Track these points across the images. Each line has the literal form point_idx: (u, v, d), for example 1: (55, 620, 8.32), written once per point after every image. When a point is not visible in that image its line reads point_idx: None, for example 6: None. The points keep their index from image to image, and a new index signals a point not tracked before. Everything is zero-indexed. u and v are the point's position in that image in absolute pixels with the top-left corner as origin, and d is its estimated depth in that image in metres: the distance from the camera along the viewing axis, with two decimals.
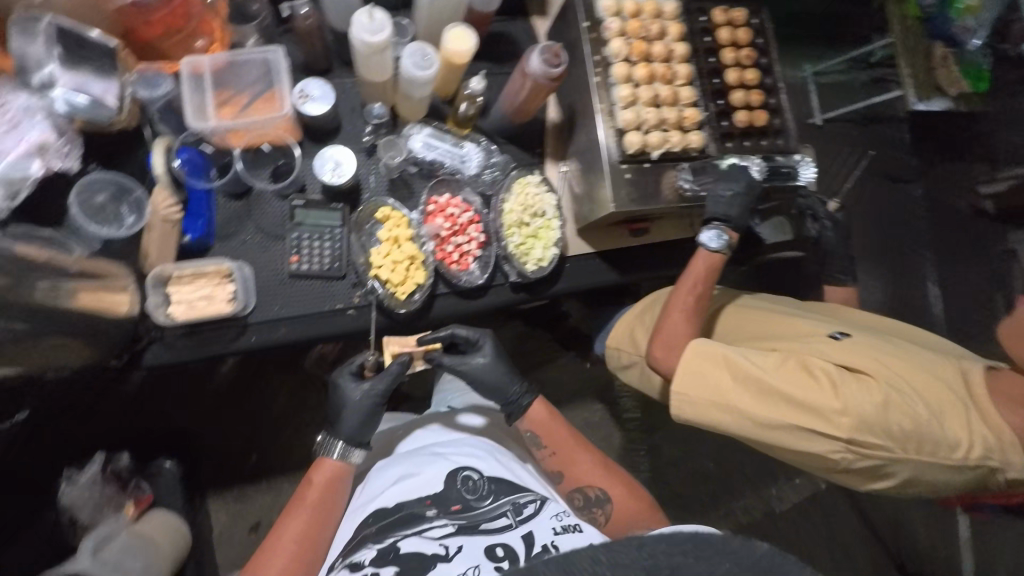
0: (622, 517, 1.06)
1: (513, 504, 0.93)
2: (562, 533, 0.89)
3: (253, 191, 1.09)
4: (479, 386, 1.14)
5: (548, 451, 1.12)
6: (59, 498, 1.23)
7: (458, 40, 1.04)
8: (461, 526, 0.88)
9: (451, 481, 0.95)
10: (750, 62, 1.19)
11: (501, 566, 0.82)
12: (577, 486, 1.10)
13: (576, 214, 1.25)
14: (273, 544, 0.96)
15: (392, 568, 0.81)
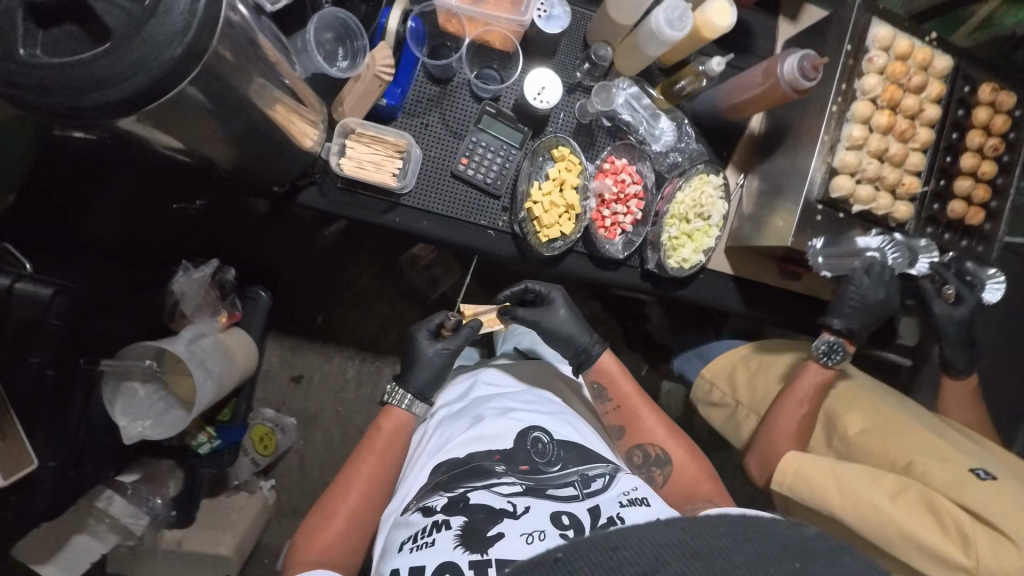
0: (682, 482, 1.02)
1: (583, 476, 0.88)
2: (630, 506, 0.82)
3: (454, 82, 1.09)
4: (554, 339, 1.13)
5: (612, 403, 1.09)
6: (174, 283, 1.30)
7: (720, 12, 0.96)
8: (529, 488, 0.85)
9: (521, 441, 0.93)
10: (995, 155, 1.08)
11: (567, 536, 0.77)
12: (638, 443, 1.06)
13: (734, 231, 1.21)
14: (345, 480, 0.99)
15: (461, 517, 0.80)
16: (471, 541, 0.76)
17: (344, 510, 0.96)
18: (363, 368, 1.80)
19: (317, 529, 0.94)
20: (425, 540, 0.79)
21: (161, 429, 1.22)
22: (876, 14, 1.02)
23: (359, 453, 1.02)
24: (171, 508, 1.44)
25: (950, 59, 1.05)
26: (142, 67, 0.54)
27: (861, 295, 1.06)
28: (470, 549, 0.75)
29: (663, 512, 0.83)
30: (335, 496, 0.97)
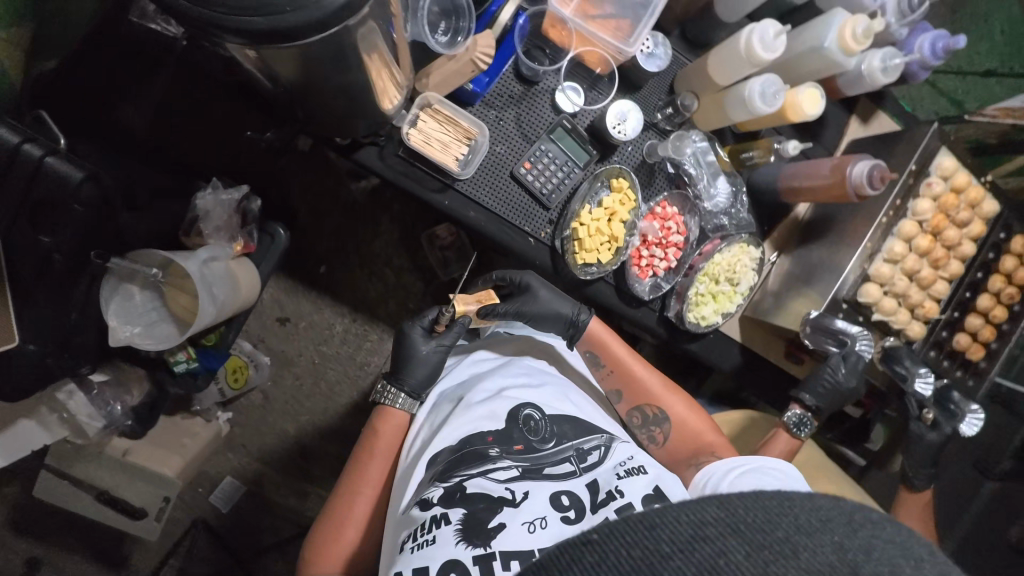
0: (682, 434, 1.14)
1: (578, 450, 0.92)
2: (627, 477, 0.87)
3: (539, 86, 1.10)
4: (545, 321, 1.14)
5: (608, 370, 1.17)
6: (197, 198, 1.28)
7: (810, 100, 1.01)
8: (526, 470, 0.88)
9: (514, 421, 0.95)
10: (1009, 302, 1.13)
11: (568, 517, 0.81)
12: (637, 404, 1.17)
13: (755, 304, 1.25)
14: (353, 485, 1.04)
15: (460, 510, 0.81)
16: (473, 535, 0.78)
17: (357, 514, 1.02)
18: (351, 328, 1.79)
19: (334, 535, 0.99)
20: (426, 538, 0.80)
21: (149, 339, 1.20)
22: (945, 144, 1.06)
23: (361, 456, 1.07)
24: (130, 417, 1.41)
25: (997, 206, 1.11)
26: (298, 5, 0.54)
27: (835, 377, 1.12)
28: (473, 542, 0.77)
29: (659, 476, 0.90)
30: (347, 504, 1.02)
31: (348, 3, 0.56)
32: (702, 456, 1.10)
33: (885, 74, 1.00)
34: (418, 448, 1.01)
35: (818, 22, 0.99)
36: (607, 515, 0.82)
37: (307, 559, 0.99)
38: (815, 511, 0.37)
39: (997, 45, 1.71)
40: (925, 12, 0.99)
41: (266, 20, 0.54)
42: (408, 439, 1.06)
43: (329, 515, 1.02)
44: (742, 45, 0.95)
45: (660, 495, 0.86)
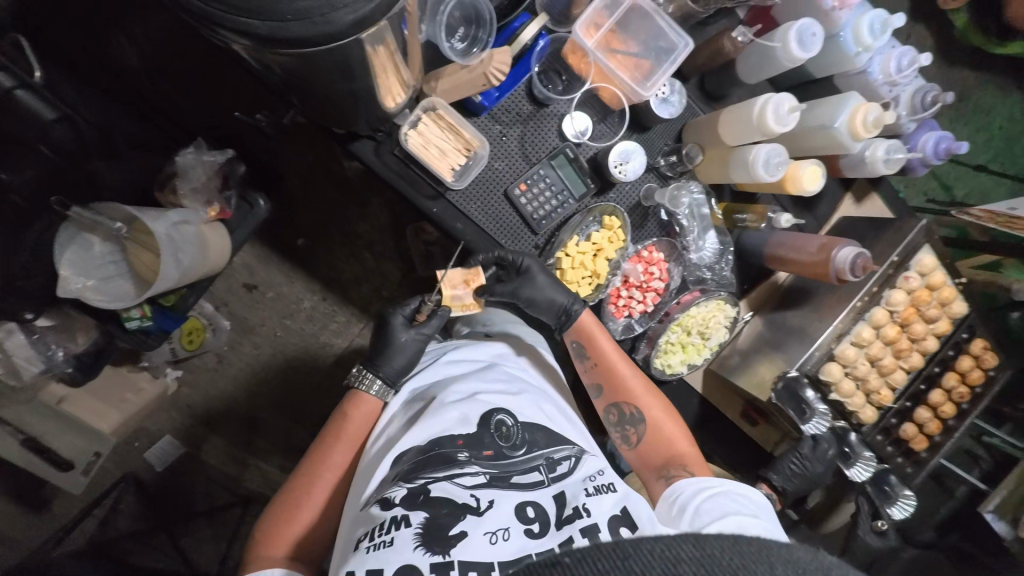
0: (657, 438, 1.04)
1: (548, 460, 0.88)
2: (596, 494, 0.82)
3: (549, 109, 1.08)
4: (534, 307, 1.09)
5: (591, 363, 1.10)
6: (178, 155, 1.23)
7: (811, 176, 1.01)
8: (494, 477, 0.84)
9: (486, 425, 0.90)
10: (958, 400, 1.17)
11: (532, 530, 0.78)
12: (615, 400, 1.08)
13: (721, 361, 1.27)
14: (313, 469, 0.99)
15: (422, 514, 0.77)
16: (433, 541, 0.74)
17: (313, 499, 0.96)
18: (320, 306, 1.74)
19: (286, 519, 0.94)
20: (383, 539, 0.75)
21: (102, 295, 1.14)
22: (929, 242, 1.10)
23: (327, 439, 1.02)
24: (71, 366, 1.36)
25: (966, 308, 1.14)
26: (303, 18, 0.52)
27: (803, 465, 1.14)
28: (432, 550, 0.73)
29: (629, 495, 0.85)
30: (305, 487, 0.97)
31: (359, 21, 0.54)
32: (673, 466, 0.99)
33: (886, 165, 1.02)
34: (384, 444, 0.96)
35: (831, 100, 0.99)
36: (571, 532, 0.78)
37: (255, 540, 0.93)
38: (791, 562, 0.41)
39: (994, 140, 1.75)
40: (936, 112, 1.00)
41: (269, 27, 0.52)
42: (376, 432, 1.01)
43: (284, 497, 0.97)
44: (755, 111, 0.95)
45: (627, 518, 0.82)
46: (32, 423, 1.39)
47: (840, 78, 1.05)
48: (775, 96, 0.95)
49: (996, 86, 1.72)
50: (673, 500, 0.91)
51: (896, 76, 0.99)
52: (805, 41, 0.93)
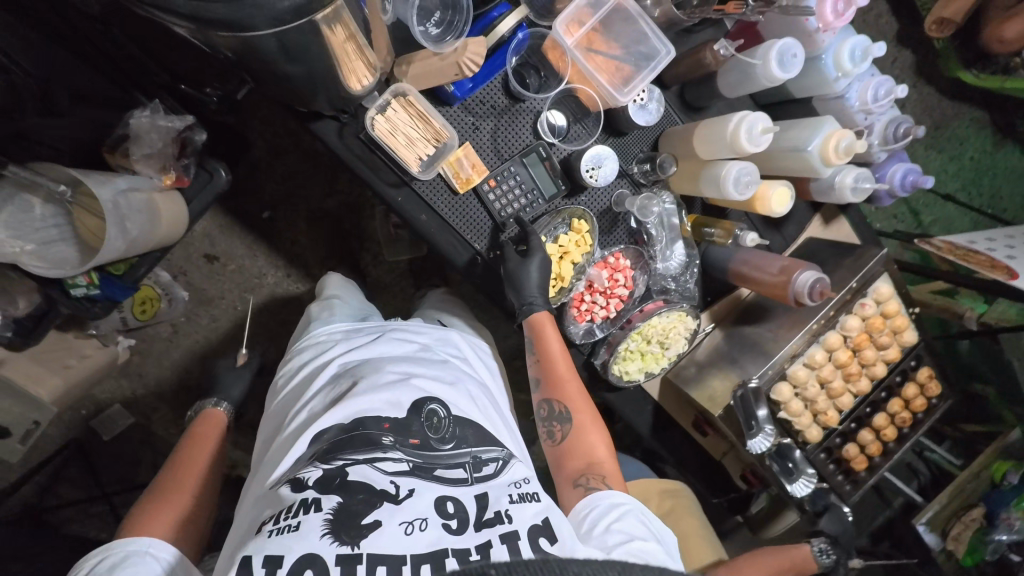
0: (579, 441, 1.00)
1: (475, 458, 0.86)
2: (519, 501, 0.82)
3: (524, 105, 1.05)
4: (512, 287, 1.04)
5: (534, 359, 1.06)
6: (132, 115, 1.15)
7: (780, 198, 1.01)
8: (416, 467, 0.82)
9: (416, 411, 0.88)
10: (900, 425, 1.20)
11: (449, 526, 0.77)
12: (549, 397, 1.04)
13: (680, 371, 1.26)
14: (182, 469, 1.02)
15: (334, 499, 0.76)
16: (343, 531, 0.73)
17: (191, 487, 1.00)
18: (283, 283, 1.69)
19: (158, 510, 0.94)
20: (289, 523, 0.74)
21: (40, 263, 1.07)
22: (888, 272, 1.12)
23: (189, 446, 1.07)
24: (10, 330, 1.28)
25: (917, 338, 1.16)
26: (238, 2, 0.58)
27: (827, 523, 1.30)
28: (339, 539, 0.72)
29: (552, 508, 0.84)
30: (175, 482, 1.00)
31: (291, 8, 0.62)
32: (592, 471, 0.97)
33: (853, 194, 1.02)
34: (302, 422, 0.91)
35: (806, 123, 0.99)
36: (490, 536, 0.77)
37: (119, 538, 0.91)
38: None
39: (965, 169, 1.78)
40: (908, 144, 1.00)
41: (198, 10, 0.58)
42: (294, 408, 0.95)
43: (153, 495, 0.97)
44: (730, 129, 0.94)
45: (549, 529, 0.80)
46: None
47: (819, 101, 1.04)
48: (751, 114, 0.94)
49: (970, 118, 1.75)
50: (586, 513, 0.90)
51: (871, 105, 0.98)
52: (783, 61, 0.91)
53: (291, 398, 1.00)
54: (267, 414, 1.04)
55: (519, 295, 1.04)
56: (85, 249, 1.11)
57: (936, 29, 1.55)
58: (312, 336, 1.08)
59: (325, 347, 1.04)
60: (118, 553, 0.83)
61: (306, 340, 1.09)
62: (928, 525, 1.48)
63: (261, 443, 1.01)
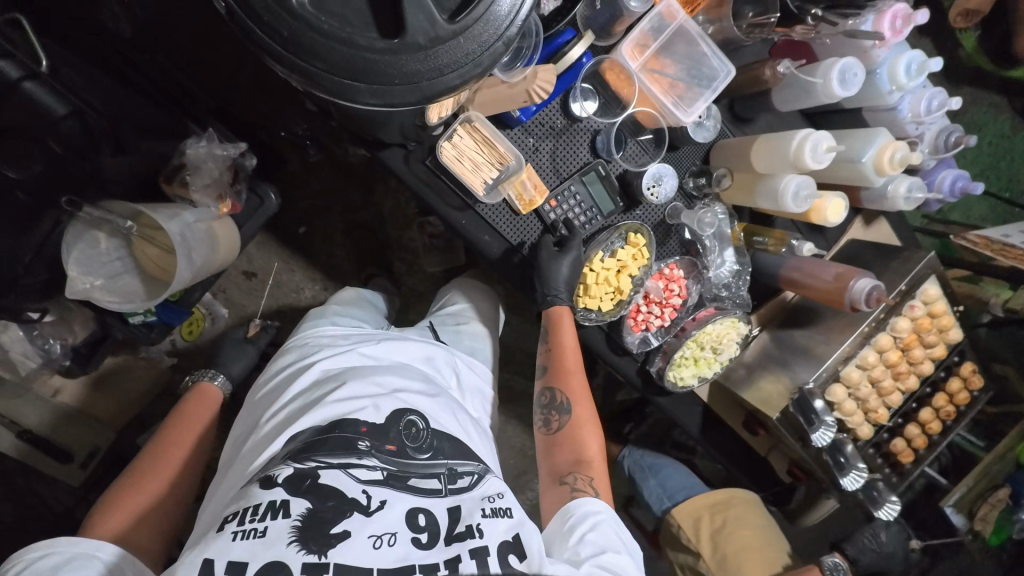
0: (574, 436, 1.06)
1: (450, 470, 0.90)
2: (491, 516, 0.85)
3: (583, 124, 1.07)
4: (539, 281, 1.06)
5: (546, 348, 1.11)
6: (186, 144, 1.16)
7: (835, 209, 1.05)
8: (390, 476, 0.85)
9: (395, 420, 0.92)
10: (943, 419, 1.25)
11: (419, 540, 0.81)
12: (551, 385, 1.11)
13: (729, 374, 1.30)
14: (159, 452, 1.02)
15: (304, 504, 0.79)
16: (311, 539, 0.76)
17: (163, 472, 1.00)
18: (320, 297, 1.66)
19: (132, 492, 0.96)
20: (254, 528, 0.76)
21: (111, 296, 1.09)
22: (935, 273, 1.16)
23: (179, 425, 1.08)
24: (68, 358, 1.32)
25: (961, 336, 1.20)
26: (410, 83, 0.59)
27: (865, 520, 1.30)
28: (308, 548, 0.75)
29: (524, 523, 0.87)
30: (154, 463, 1.01)
31: (461, 84, 0.61)
32: (579, 471, 1.01)
33: (905, 203, 1.06)
34: (281, 423, 0.94)
35: (860, 134, 1.02)
36: (459, 550, 0.81)
37: (87, 519, 0.92)
38: None
39: (983, 155, 1.81)
40: (957, 153, 1.06)
41: (375, 97, 0.59)
42: (270, 411, 0.98)
43: (132, 473, 0.99)
44: (793, 146, 0.97)
45: (519, 546, 0.83)
46: (26, 413, 1.35)
47: (869, 112, 1.07)
48: (815, 133, 0.98)
49: (990, 104, 1.78)
50: (569, 517, 0.94)
51: (923, 116, 1.02)
52: (846, 80, 0.95)
53: (271, 397, 1.03)
54: (248, 408, 1.07)
55: (545, 286, 1.06)
56: (151, 282, 1.12)
57: (960, 19, 1.63)
58: (303, 338, 1.13)
59: (311, 350, 1.08)
60: (64, 552, 0.81)
61: (295, 342, 1.14)
62: (955, 508, 1.52)
63: (237, 441, 1.04)
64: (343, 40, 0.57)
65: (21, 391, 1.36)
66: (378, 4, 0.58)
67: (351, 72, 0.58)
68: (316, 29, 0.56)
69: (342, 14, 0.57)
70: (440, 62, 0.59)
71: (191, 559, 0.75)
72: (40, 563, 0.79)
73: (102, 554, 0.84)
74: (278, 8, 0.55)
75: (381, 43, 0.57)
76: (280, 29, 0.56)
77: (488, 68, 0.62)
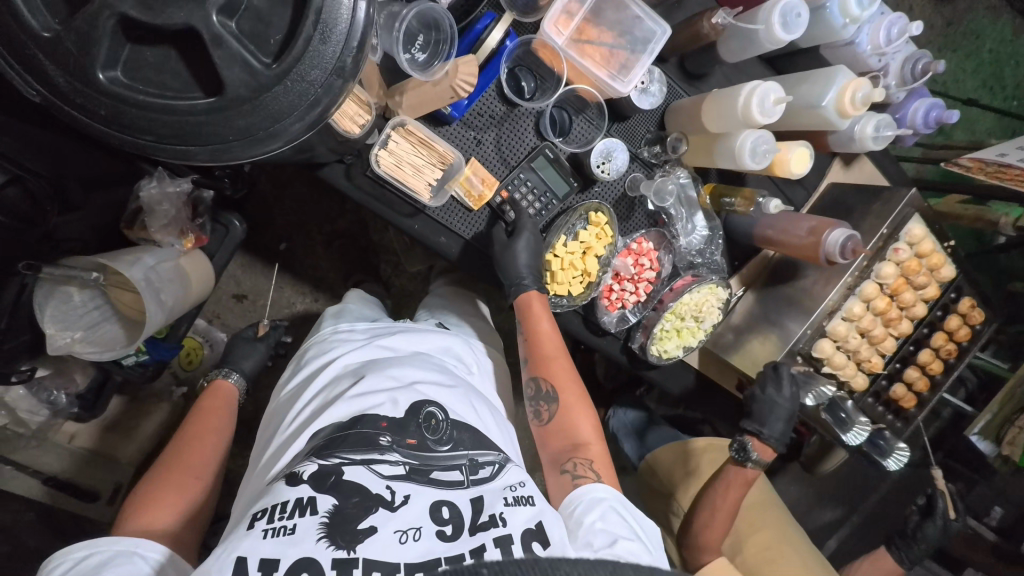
0: (566, 421, 0.98)
1: (471, 462, 0.85)
2: (513, 504, 0.81)
3: (522, 109, 1.02)
4: (501, 271, 1.02)
5: (522, 337, 1.05)
6: (140, 187, 1.16)
7: (799, 160, 1.00)
8: (412, 470, 0.81)
9: (414, 413, 0.87)
10: (946, 357, 1.19)
11: (444, 533, 0.76)
12: (535, 375, 1.03)
13: (718, 341, 1.25)
14: (190, 444, 1.02)
15: (329, 500, 0.75)
16: (338, 535, 0.72)
17: (204, 465, 1.00)
18: (313, 308, 1.65)
19: (168, 483, 0.94)
20: (283, 525, 0.72)
21: (92, 346, 1.13)
22: (918, 212, 1.10)
23: (197, 419, 1.08)
24: (75, 405, 1.36)
25: (955, 272, 1.15)
26: (246, 137, 0.58)
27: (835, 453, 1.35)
28: (336, 544, 0.71)
29: (546, 512, 0.83)
30: (184, 455, 0.99)
31: (304, 129, 0.60)
32: (578, 455, 0.94)
33: (875, 142, 1.01)
34: (302, 422, 0.92)
35: (820, 77, 0.95)
36: (484, 540, 0.76)
37: (122, 513, 0.89)
38: None
39: (983, 65, 1.66)
40: (926, 82, 1.00)
41: (211, 154, 0.58)
42: (293, 411, 0.95)
43: (164, 463, 0.98)
44: (741, 104, 0.92)
45: (541, 533, 0.80)
46: (49, 462, 1.40)
47: (827, 49, 1.03)
48: (763, 84, 0.93)
49: (985, 8, 1.63)
50: (574, 507, 0.87)
51: (885, 47, 0.98)
52: (785, 23, 0.91)
53: (292, 400, 0.99)
54: (270, 409, 1.04)
55: (510, 274, 1.02)
56: (129, 325, 1.17)
57: None
58: (321, 336, 1.10)
59: (328, 347, 1.05)
60: (105, 551, 0.78)
61: (315, 339, 1.11)
62: (981, 434, 1.43)
63: (260, 445, 1.00)
64: (163, 106, 0.56)
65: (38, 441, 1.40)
66: (197, 64, 0.57)
67: (184, 137, 0.57)
68: (133, 101, 0.55)
69: (160, 80, 0.57)
70: (275, 108, 0.58)
71: (219, 557, 0.71)
72: (80, 566, 0.76)
73: (144, 552, 0.81)
74: (87, 89, 0.54)
75: (202, 103, 0.56)
76: (95, 109, 0.55)
77: (331, 105, 0.60)
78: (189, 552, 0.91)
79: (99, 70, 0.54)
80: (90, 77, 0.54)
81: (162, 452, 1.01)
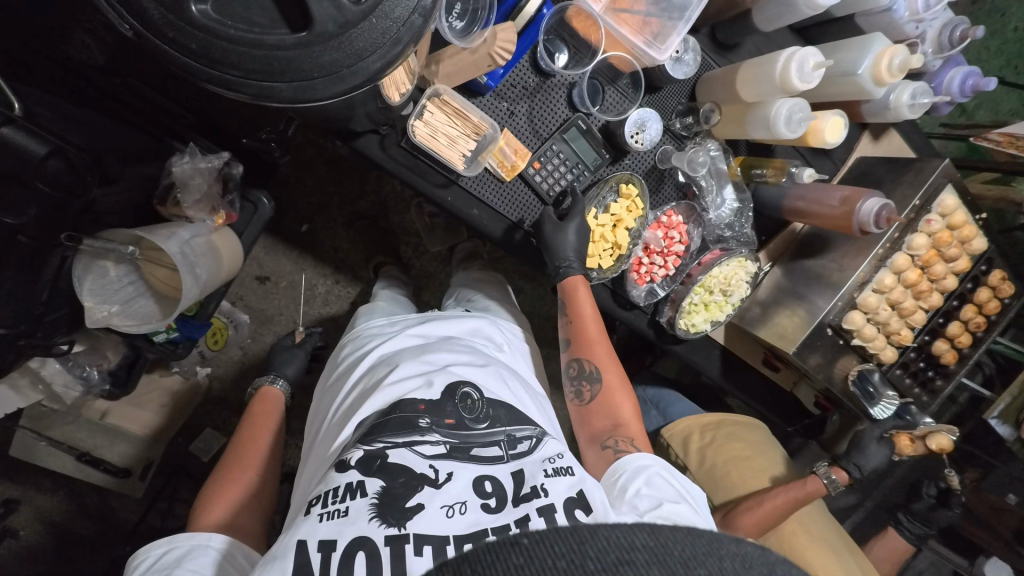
0: (608, 402, 0.99)
1: (509, 436, 0.86)
2: (554, 475, 0.81)
3: (555, 79, 1.03)
4: (548, 253, 1.03)
5: (566, 319, 1.05)
6: (173, 164, 1.17)
7: (833, 128, 1.03)
8: (453, 448, 0.82)
9: (449, 393, 0.88)
10: (974, 330, 1.19)
11: (488, 505, 0.77)
12: (578, 355, 1.03)
13: (748, 315, 1.26)
14: (246, 443, 1.04)
15: (378, 482, 0.77)
16: (388, 513, 0.74)
17: (256, 462, 1.02)
18: (334, 290, 1.65)
19: (229, 478, 0.97)
20: (337, 508, 0.74)
21: (128, 320, 1.14)
22: (951, 182, 1.10)
23: (252, 422, 1.09)
24: (107, 381, 1.38)
25: (985, 244, 1.16)
26: (331, 75, 0.58)
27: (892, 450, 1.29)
28: (386, 522, 0.73)
29: (586, 480, 0.82)
30: (238, 451, 1.03)
31: (384, 67, 0.60)
32: (619, 433, 0.95)
33: (910, 110, 1.05)
34: (345, 410, 0.93)
35: (856, 44, 0.97)
36: (528, 511, 0.76)
37: (193, 514, 0.92)
38: (764, 556, 0.45)
39: (1007, 44, 1.63)
40: (964, 48, 1.04)
41: (295, 91, 0.58)
42: (339, 397, 0.98)
43: (222, 466, 1.00)
44: (778, 70, 0.94)
45: (583, 500, 0.79)
46: (82, 438, 1.42)
47: (861, 17, 1.04)
48: (800, 51, 0.94)
49: None
50: (619, 475, 0.87)
51: (922, 13, 1.00)
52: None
53: (333, 389, 1.02)
54: (317, 399, 1.06)
55: (555, 257, 1.03)
56: (164, 302, 1.18)
57: None
58: (355, 332, 1.12)
59: (364, 340, 1.07)
60: (182, 545, 0.81)
61: (349, 336, 1.12)
62: (1000, 417, 1.42)
63: (309, 431, 1.03)
64: (253, 42, 0.56)
65: (72, 417, 1.42)
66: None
67: (268, 74, 0.57)
68: (227, 37, 0.55)
69: (248, 17, 0.57)
70: (358, 46, 0.58)
71: (284, 540, 0.74)
72: (161, 560, 0.79)
73: (216, 543, 0.83)
74: (181, 23, 0.54)
75: (292, 38, 0.56)
76: (186, 43, 0.55)
77: (411, 43, 0.60)
78: (251, 537, 0.92)
79: (192, 4, 0.55)
80: (184, 10, 0.54)
81: (223, 455, 1.04)
